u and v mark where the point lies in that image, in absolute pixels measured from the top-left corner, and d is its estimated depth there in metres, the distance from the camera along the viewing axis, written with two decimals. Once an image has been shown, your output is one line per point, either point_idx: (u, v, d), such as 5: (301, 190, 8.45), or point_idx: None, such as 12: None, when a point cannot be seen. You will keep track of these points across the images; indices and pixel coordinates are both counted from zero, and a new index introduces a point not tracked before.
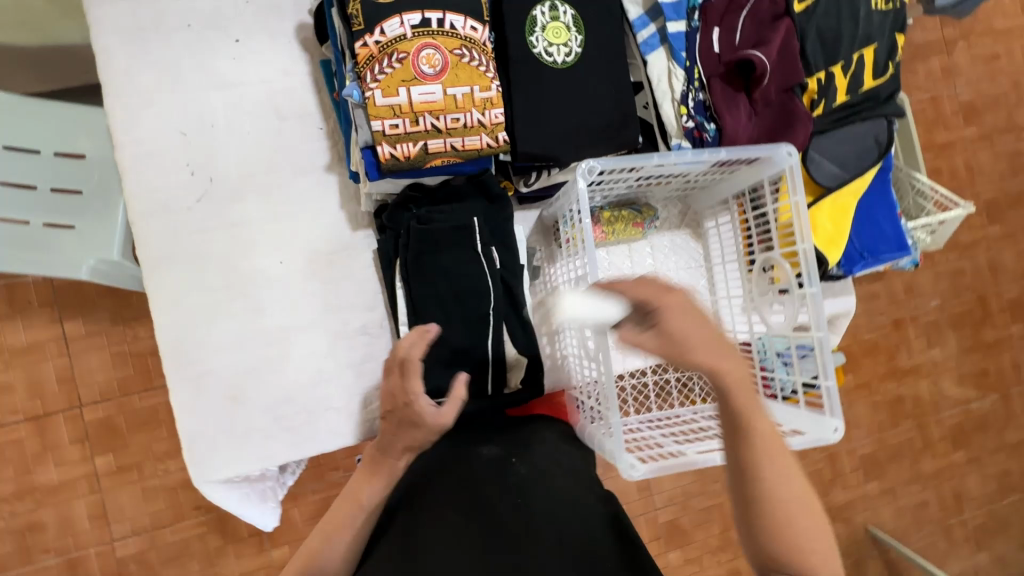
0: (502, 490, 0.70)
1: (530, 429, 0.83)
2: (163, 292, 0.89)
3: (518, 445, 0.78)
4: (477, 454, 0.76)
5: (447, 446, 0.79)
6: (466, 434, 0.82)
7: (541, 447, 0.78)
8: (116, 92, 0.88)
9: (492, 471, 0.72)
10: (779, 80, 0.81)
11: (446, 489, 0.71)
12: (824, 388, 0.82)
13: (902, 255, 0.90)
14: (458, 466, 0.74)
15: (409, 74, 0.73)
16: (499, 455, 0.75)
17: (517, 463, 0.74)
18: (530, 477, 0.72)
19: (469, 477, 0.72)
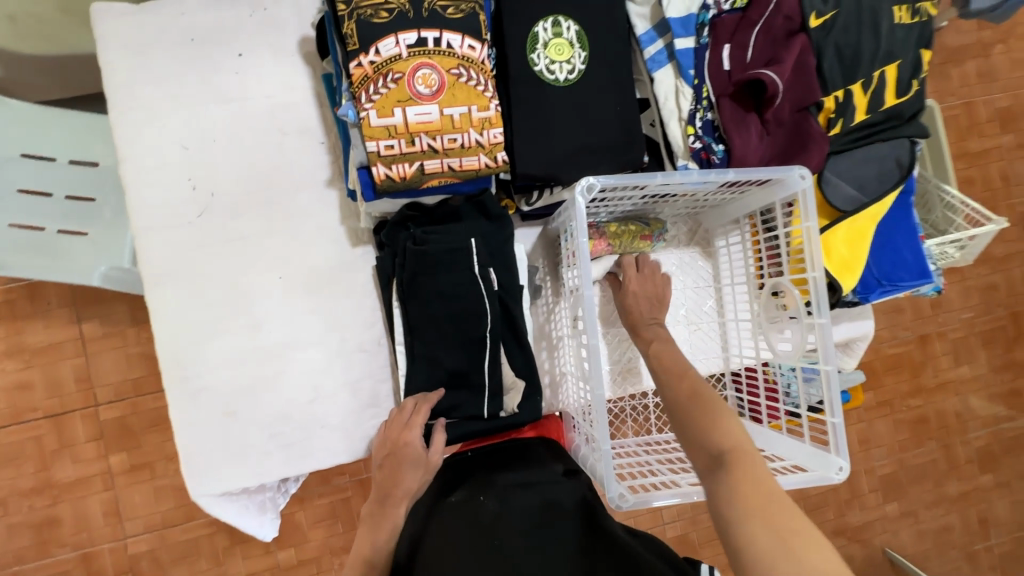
0: (477, 534, 0.70)
1: (514, 465, 0.81)
2: (162, 307, 0.89)
3: (484, 481, 0.78)
4: (448, 503, 0.75)
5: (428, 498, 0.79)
6: (450, 479, 0.82)
7: (506, 479, 0.77)
8: (119, 108, 0.88)
9: (465, 512, 0.73)
10: (792, 100, 0.77)
11: (430, 547, 0.71)
12: (830, 424, 0.75)
13: (923, 284, 0.85)
14: (435, 514, 0.74)
15: (404, 95, 0.71)
16: (466, 497, 0.76)
17: (485, 500, 0.74)
18: (499, 510, 0.72)
19: (445, 527, 0.72)
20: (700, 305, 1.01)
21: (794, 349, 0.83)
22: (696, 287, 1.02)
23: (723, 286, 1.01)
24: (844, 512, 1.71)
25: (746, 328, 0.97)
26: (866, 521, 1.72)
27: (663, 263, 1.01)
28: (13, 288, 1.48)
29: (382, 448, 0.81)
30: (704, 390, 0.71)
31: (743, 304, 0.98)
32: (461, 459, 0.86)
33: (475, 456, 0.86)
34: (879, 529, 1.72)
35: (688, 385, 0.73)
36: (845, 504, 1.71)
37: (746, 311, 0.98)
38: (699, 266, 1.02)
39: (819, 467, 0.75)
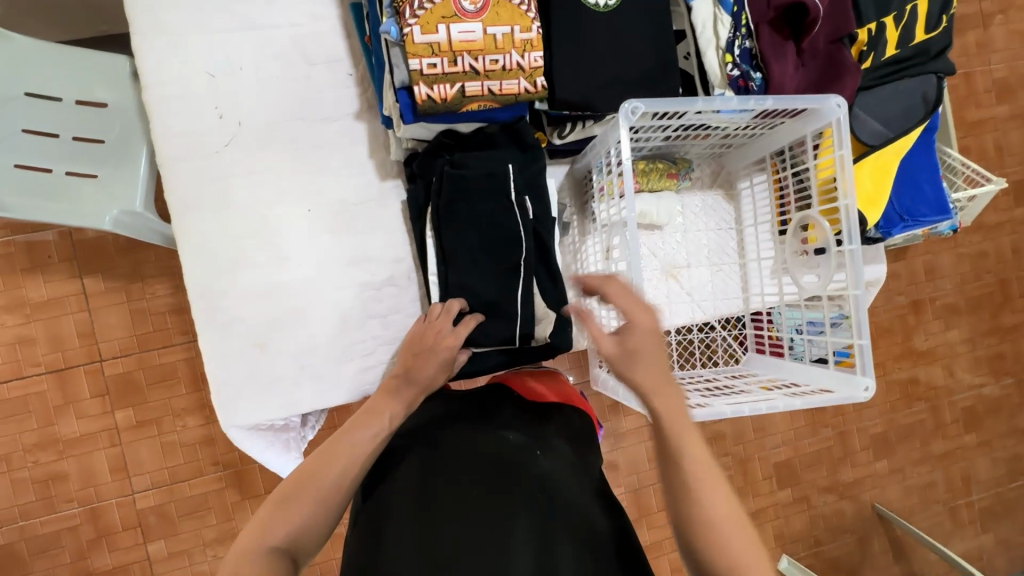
0: (520, 479, 0.68)
1: (558, 417, 0.81)
2: (189, 237, 0.87)
3: (543, 436, 0.76)
4: (502, 437, 0.74)
5: (468, 418, 0.78)
6: (495, 412, 0.79)
7: (565, 449, 0.76)
8: (144, 31, 0.86)
9: (516, 457, 0.71)
10: (829, 30, 0.79)
11: (462, 457, 0.70)
12: (858, 346, 0.79)
13: (942, 219, 0.89)
14: (479, 440, 0.73)
15: (449, 11, 0.71)
16: (522, 443, 0.73)
17: (541, 457, 0.72)
18: (549, 476, 0.70)
19: (490, 457, 0.70)
20: (721, 246, 1.03)
21: (820, 283, 0.86)
22: (718, 229, 1.04)
23: (745, 228, 1.03)
24: (837, 469, 1.77)
25: (767, 266, 1.00)
26: (857, 477, 1.78)
27: (687, 204, 1.03)
28: (11, 241, 1.44)
29: (415, 341, 0.82)
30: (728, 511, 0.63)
31: (765, 244, 1.00)
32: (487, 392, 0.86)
33: (502, 392, 0.85)
34: (869, 484, 1.79)
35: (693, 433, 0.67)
36: (838, 461, 1.76)
37: (768, 250, 1.00)
38: (722, 209, 1.04)
39: (845, 387, 0.78)
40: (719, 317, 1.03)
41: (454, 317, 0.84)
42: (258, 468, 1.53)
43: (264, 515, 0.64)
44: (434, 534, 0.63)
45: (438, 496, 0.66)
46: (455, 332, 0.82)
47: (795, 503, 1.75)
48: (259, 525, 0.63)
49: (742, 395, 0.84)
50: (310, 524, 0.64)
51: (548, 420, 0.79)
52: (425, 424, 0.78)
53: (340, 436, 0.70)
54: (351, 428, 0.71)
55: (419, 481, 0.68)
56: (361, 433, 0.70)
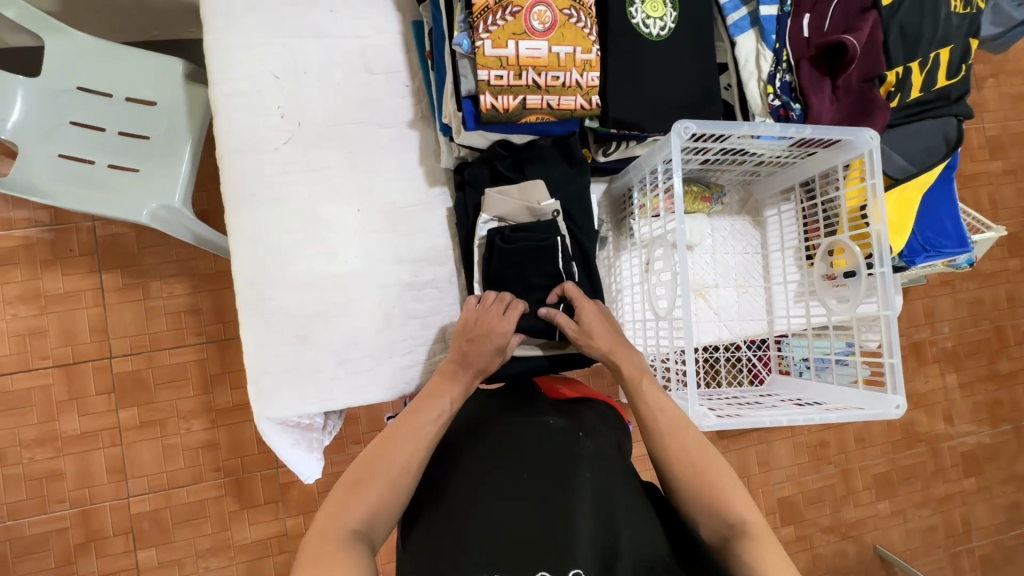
0: (568, 461, 0.69)
1: (593, 407, 0.81)
2: (244, 231, 0.91)
3: (585, 420, 0.77)
4: (544, 422, 0.75)
5: (510, 410, 0.79)
6: (533, 404, 0.80)
7: (603, 428, 0.77)
8: (218, 32, 0.91)
9: (560, 441, 0.71)
10: (861, 70, 0.84)
11: (506, 446, 0.72)
12: (887, 365, 0.82)
13: (963, 251, 0.93)
14: (525, 428, 0.74)
15: (520, 28, 0.76)
16: (563, 426, 0.74)
17: (583, 437, 0.73)
18: (595, 455, 0.70)
19: (537, 443, 0.71)
20: (749, 269, 1.07)
21: (848, 306, 0.89)
22: (745, 253, 1.08)
23: (770, 253, 1.07)
24: (840, 507, 1.77)
25: (792, 291, 1.03)
26: (859, 516, 1.78)
27: (716, 227, 1.07)
28: (35, 233, 1.44)
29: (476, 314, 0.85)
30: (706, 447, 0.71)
31: (791, 269, 1.04)
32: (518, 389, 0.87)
33: (533, 389, 0.87)
34: (870, 525, 1.79)
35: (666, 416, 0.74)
36: (841, 498, 1.77)
37: (794, 275, 1.04)
38: (750, 234, 1.08)
39: (876, 404, 0.80)
40: (745, 337, 1.06)
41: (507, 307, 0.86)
42: (260, 476, 1.50)
43: (336, 502, 0.65)
44: (490, 520, 0.64)
45: (489, 484, 0.67)
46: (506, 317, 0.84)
47: (798, 540, 1.74)
48: (331, 513, 0.63)
49: (775, 408, 0.86)
50: (383, 505, 0.66)
51: (583, 410, 0.80)
52: (467, 421, 0.79)
53: (399, 422, 0.73)
54: (398, 426, 0.72)
55: (469, 473, 0.70)
56: (421, 419, 0.73)
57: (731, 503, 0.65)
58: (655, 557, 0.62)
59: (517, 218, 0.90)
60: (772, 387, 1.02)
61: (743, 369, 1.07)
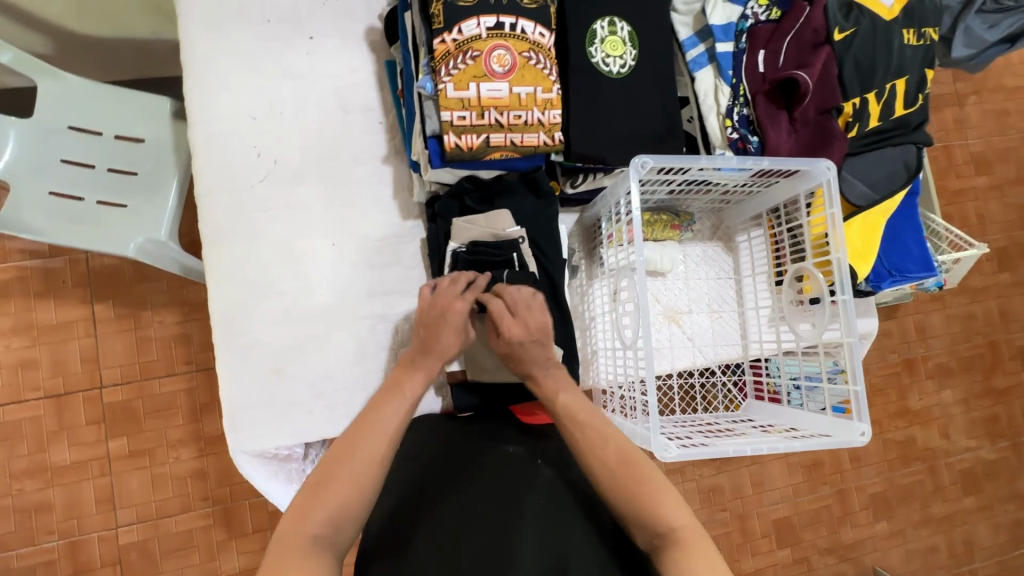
0: (525, 486, 0.71)
1: (556, 437, 0.83)
2: (220, 266, 0.93)
3: (546, 449, 0.79)
4: (505, 451, 0.77)
5: (474, 438, 0.82)
6: (499, 432, 0.83)
7: (563, 457, 0.79)
8: (197, 75, 0.94)
9: (519, 469, 0.74)
10: (817, 102, 0.87)
11: (467, 476, 0.74)
12: (853, 393, 0.83)
13: (929, 275, 0.95)
14: (485, 458, 0.77)
15: (480, 71, 0.78)
16: (523, 454, 0.77)
17: (542, 465, 0.75)
18: (552, 483, 0.73)
19: (496, 470, 0.74)
20: (722, 294, 1.08)
21: (815, 331, 0.91)
22: (718, 279, 1.09)
23: (743, 278, 1.09)
24: (837, 528, 1.74)
25: (765, 315, 1.04)
26: (857, 538, 1.75)
27: (688, 253, 1.09)
28: (29, 265, 1.47)
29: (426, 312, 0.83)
30: (623, 454, 0.69)
31: (763, 294, 1.05)
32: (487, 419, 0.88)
33: (505, 418, 0.88)
34: (869, 546, 1.76)
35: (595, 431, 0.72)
36: (837, 519, 1.74)
37: (766, 300, 1.05)
38: (722, 260, 1.10)
39: (842, 431, 0.81)
40: (720, 362, 1.07)
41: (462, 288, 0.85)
42: (249, 504, 1.50)
43: (299, 505, 0.64)
44: (447, 548, 0.66)
45: (449, 514, 0.69)
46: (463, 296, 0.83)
47: (795, 563, 1.71)
48: (294, 516, 0.63)
49: (744, 437, 0.86)
50: (347, 512, 0.65)
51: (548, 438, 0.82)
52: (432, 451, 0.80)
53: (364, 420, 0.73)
54: (357, 435, 0.70)
55: (431, 502, 0.72)
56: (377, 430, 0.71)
57: (661, 510, 0.64)
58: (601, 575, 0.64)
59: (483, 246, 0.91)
60: (748, 412, 1.02)
61: (718, 394, 1.07)
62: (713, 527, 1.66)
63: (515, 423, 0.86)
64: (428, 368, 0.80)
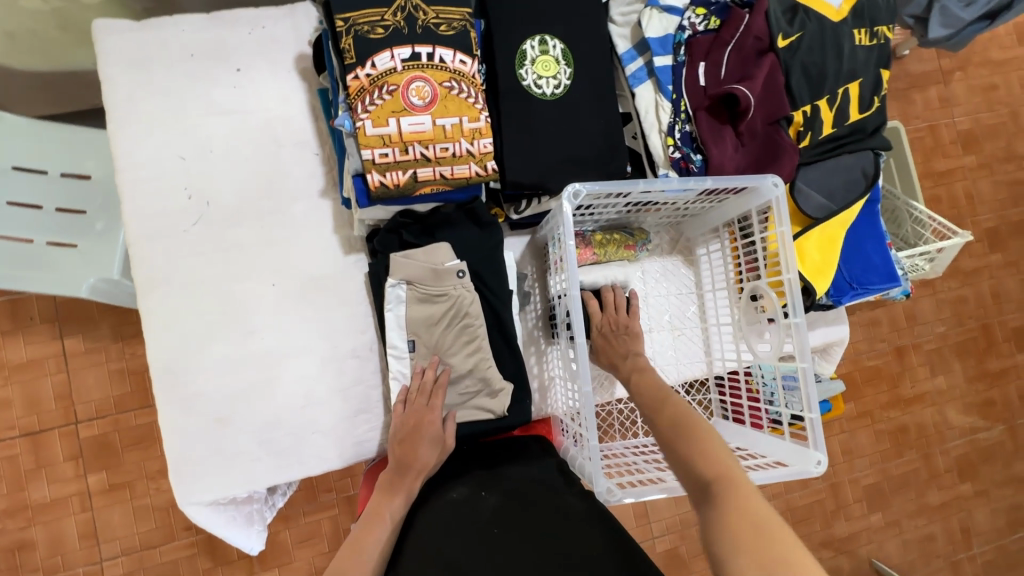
0: (475, 529, 0.69)
1: (513, 462, 0.82)
2: (157, 316, 0.90)
3: (487, 478, 0.78)
4: (447, 498, 0.75)
5: (423, 492, 0.80)
6: (444, 476, 0.82)
7: (506, 474, 0.78)
8: (120, 119, 0.91)
9: (466, 511, 0.73)
10: (763, 115, 0.82)
11: (417, 538, 0.71)
12: (809, 420, 0.79)
13: (893, 286, 0.90)
14: (427, 510, 0.75)
15: (398, 105, 0.74)
16: (466, 494, 0.75)
17: (485, 495, 0.74)
18: (499, 508, 0.72)
19: (444, 523, 0.72)
20: (682, 311, 1.05)
21: (773, 351, 0.87)
22: (679, 294, 1.06)
23: (705, 293, 1.05)
24: (830, 523, 1.72)
25: (727, 332, 1.01)
26: (851, 531, 1.73)
27: (646, 270, 1.05)
28: None
29: (398, 429, 0.82)
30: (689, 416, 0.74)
31: (724, 309, 1.02)
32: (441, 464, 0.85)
33: (458, 460, 0.86)
34: (864, 539, 1.73)
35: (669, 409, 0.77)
36: (830, 514, 1.71)
37: (727, 315, 1.02)
38: (682, 274, 1.06)
39: (798, 462, 0.77)
40: (683, 382, 1.04)
41: (428, 395, 0.85)
42: None
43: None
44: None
45: None
46: (431, 406, 0.83)
47: None
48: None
49: None
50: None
51: (506, 467, 0.81)
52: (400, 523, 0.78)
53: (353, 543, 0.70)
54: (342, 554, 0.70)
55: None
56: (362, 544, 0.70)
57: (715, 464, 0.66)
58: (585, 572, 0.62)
59: (423, 280, 0.86)
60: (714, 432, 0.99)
61: None
62: None
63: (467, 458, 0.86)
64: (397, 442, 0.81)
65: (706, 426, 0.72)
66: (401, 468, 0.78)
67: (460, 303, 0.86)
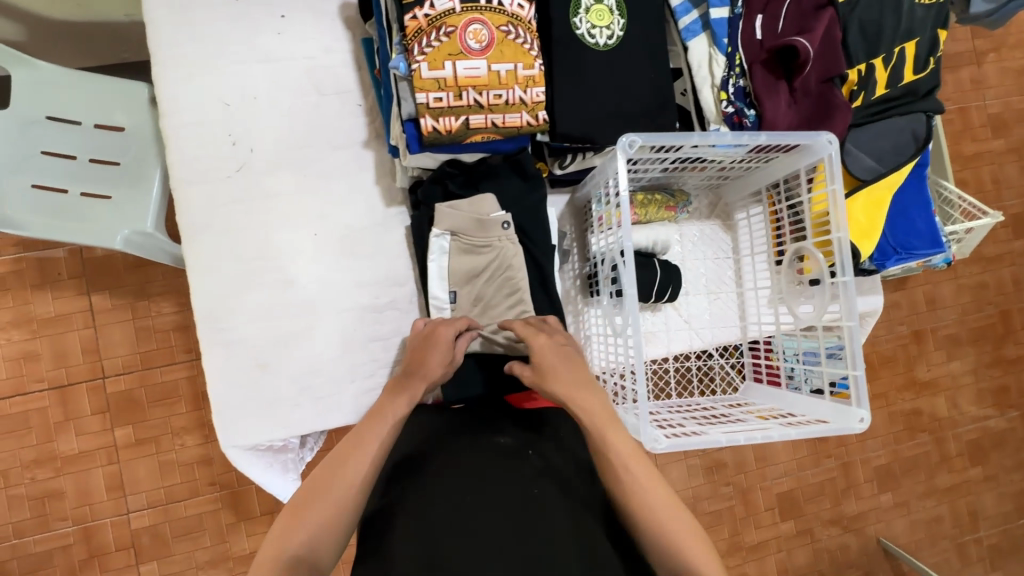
0: (518, 478, 0.71)
1: (550, 426, 0.84)
2: (199, 260, 0.90)
3: (530, 438, 0.80)
4: (493, 442, 0.77)
5: (460, 428, 0.81)
6: (487, 423, 0.83)
7: (555, 448, 0.79)
8: (164, 62, 0.90)
9: (509, 459, 0.74)
10: (819, 71, 0.81)
11: (452, 462, 0.73)
12: (852, 378, 0.80)
13: (937, 251, 0.91)
14: (466, 447, 0.76)
15: (455, 48, 0.74)
16: (512, 445, 0.77)
17: (532, 455, 0.76)
18: (543, 471, 0.73)
19: (484, 460, 0.73)
20: (719, 275, 1.05)
21: (815, 313, 0.87)
22: (716, 259, 1.06)
23: (742, 258, 1.05)
24: (840, 501, 1.71)
25: (764, 296, 1.01)
26: (860, 510, 1.73)
27: (685, 233, 1.05)
28: (23, 257, 1.46)
29: (416, 338, 0.85)
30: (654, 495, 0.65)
31: (762, 274, 1.02)
32: (479, 408, 0.87)
33: (497, 410, 0.87)
34: (873, 518, 1.73)
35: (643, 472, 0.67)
36: (841, 492, 1.71)
37: (765, 280, 1.02)
38: (720, 238, 1.06)
39: (840, 418, 0.78)
40: (717, 345, 1.04)
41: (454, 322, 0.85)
42: (256, 488, 1.52)
43: (286, 521, 0.66)
44: (427, 540, 0.64)
45: (429, 507, 0.68)
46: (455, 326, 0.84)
47: (798, 535, 1.68)
48: (276, 536, 0.64)
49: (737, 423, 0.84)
50: (331, 526, 0.66)
51: (542, 425, 0.83)
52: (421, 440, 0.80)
53: (358, 436, 0.73)
54: (362, 429, 0.73)
55: (408, 489, 0.71)
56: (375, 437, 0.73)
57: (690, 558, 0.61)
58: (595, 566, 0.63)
59: (467, 231, 0.87)
60: (747, 395, 1.00)
61: (716, 377, 1.05)
62: (716, 502, 1.63)
63: (508, 408, 0.88)
64: (412, 391, 0.78)
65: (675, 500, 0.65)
66: (411, 374, 0.80)
67: (499, 253, 0.88)
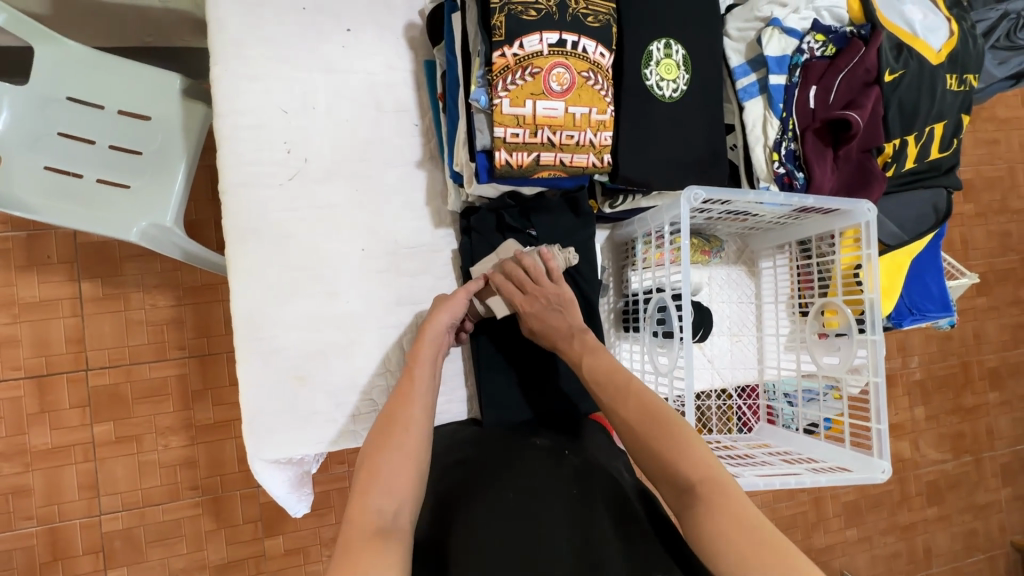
0: (557, 476, 0.74)
1: (589, 432, 0.88)
2: (243, 262, 0.88)
3: (569, 441, 0.83)
4: (532, 443, 0.82)
5: (501, 435, 0.86)
6: (525, 430, 0.87)
7: (594, 450, 0.82)
8: (222, 62, 0.88)
9: (549, 457, 0.78)
10: (861, 143, 0.88)
11: (494, 466, 0.77)
12: (875, 431, 0.86)
13: (945, 315, 1.01)
14: (509, 448, 0.80)
15: (538, 88, 0.77)
16: (550, 446, 0.81)
17: (569, 455, 0.79)
18: (581, 470, 0.76)
19: (526, 459, 0.77)
20: (744, 318, 1.10)
21: (842, 363, 0.94)
22: (740, 303, 1.11)
23: (764, 304, 1.10)
24: (810, 533, 1.77)
25: (783, 342, 1.07)
26: (828, 543, 1.78)
27: (713, 276, 1.09)
28: (11, 237, 1.30)
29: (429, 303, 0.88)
30: (653, 403, 0.73)
31: (782, 321, 1.08)
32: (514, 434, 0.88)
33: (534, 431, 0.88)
34: (838, 552, 1.79)
35: (635, 394, 0.74)
36: (812, 525, 1.77)
37: (785, 327, 1.08)
38: (745, 284, 1.11)
39: (864, 468, 0.84)
40: (736, 385, 1.09)
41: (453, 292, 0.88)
42: (240, 495, 1.39)
43: (357, 493, 0.64)
44: (477, 534, 0.67)
45: (477, 505, 0.71)
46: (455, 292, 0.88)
47: None
48: (357, 503, 0.63)
49: (766, 466, 0.89)
50: (403, 486, 0.65)
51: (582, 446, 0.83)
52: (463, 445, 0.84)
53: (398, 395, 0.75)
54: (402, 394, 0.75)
55: (452, 492, 0.74)
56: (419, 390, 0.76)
57: (683, 456, 0.67)
58: (636, 550, 0.66)
59: None
60: (761, 435, 1.05)
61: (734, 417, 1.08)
62: None
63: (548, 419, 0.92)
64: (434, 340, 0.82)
65: (665, 407, 0.72)
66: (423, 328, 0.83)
67: None
